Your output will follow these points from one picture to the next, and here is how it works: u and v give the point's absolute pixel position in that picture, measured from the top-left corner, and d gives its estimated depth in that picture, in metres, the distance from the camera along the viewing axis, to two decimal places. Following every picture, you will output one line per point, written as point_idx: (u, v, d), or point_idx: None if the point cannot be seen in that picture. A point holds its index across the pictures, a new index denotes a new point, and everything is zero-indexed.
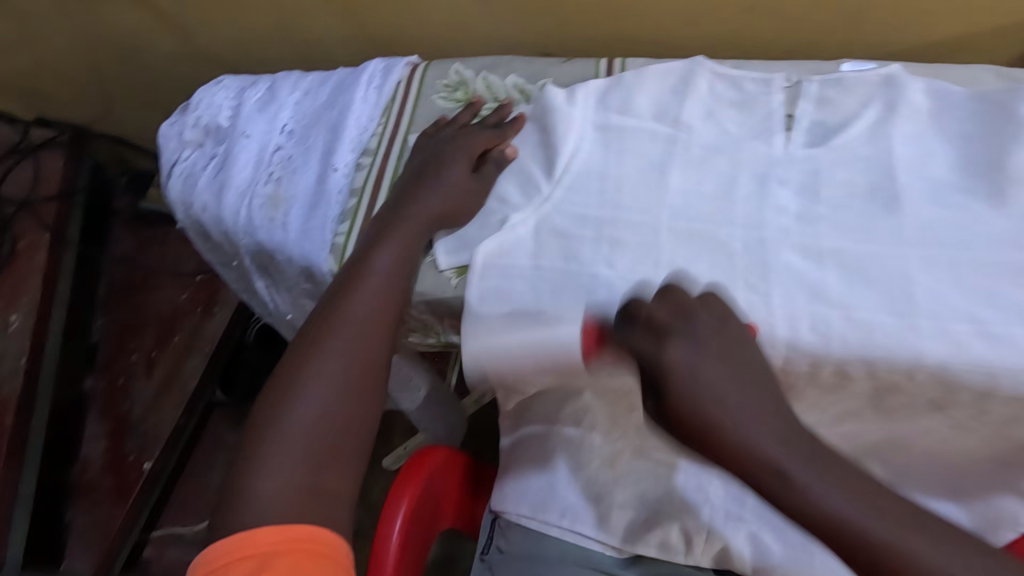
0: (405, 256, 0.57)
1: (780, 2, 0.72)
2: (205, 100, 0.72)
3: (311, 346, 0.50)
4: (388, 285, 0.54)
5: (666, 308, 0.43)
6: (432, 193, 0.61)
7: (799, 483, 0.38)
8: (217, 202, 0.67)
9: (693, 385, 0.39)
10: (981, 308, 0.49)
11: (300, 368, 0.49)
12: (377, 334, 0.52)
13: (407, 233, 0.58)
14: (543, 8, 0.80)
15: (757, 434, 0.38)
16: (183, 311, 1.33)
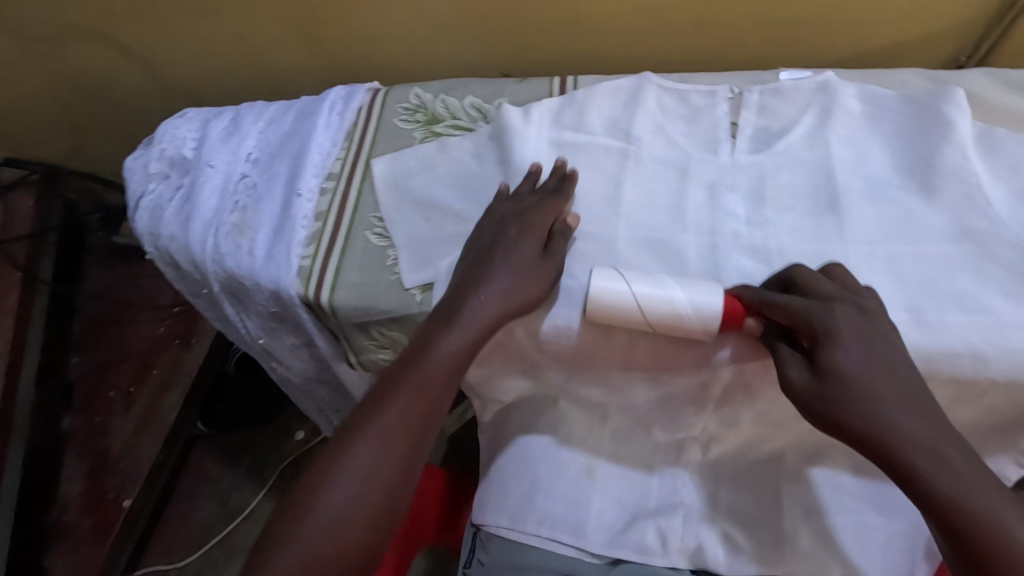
0: (453, 362, 0.54)
1: (723, 17, 0.80)
2: (169, 132, 0.73)
3: (343, 448, 0.52)
4: (427, 394, 0.53)
5: (824, 294, 0.51)
6: (495, 276, 0.56)
7: (926, 474, 0.44)
8: (184, 231, 0.68)
9: (862, 375, 0.46)
10: (919, 299, 0.52)
11: (329, 470, 0.51)
12: (408, 445, 0.52)
13: (467, 330, 0.54)
14: (504, 29, 0.86)
15: (889, 408, 0.45)
16: (161, 345, 1.39)
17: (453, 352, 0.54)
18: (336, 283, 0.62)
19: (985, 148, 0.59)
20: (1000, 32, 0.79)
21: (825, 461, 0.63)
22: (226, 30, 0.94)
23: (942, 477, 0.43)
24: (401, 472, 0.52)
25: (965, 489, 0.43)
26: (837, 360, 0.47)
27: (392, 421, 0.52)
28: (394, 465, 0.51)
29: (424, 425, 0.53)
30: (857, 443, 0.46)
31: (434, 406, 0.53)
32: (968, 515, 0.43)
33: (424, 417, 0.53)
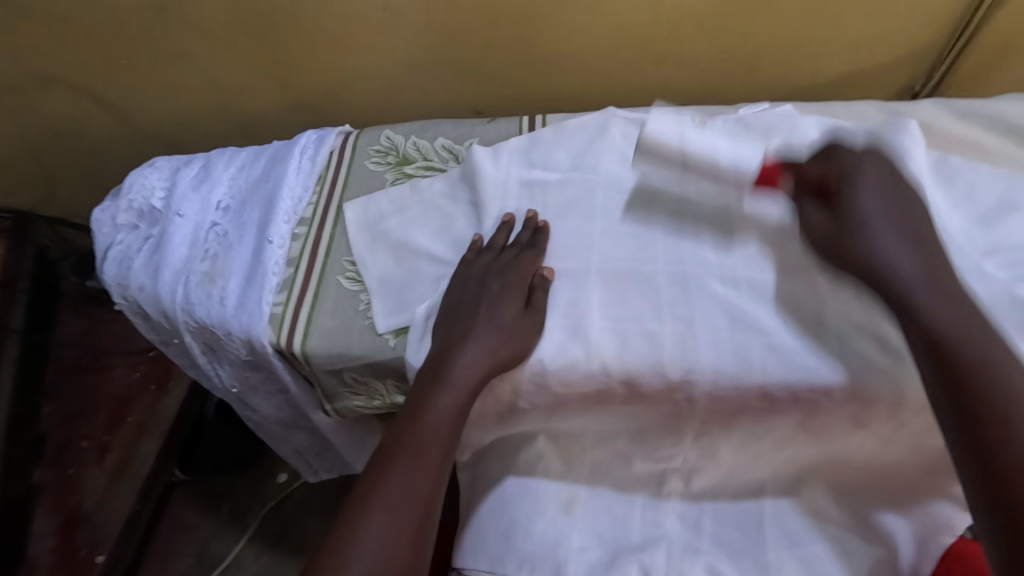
0: (447, 429, 0.54)
1: (684, 53, 0.83)
2: (137, 182, 0.72)
3: (343, 538, 0.50)
4: (423, 467, 0.53)
5: (857, 155, 0.56)
6: (477, 337, 0.57)
7: (933, 328, 0.48)
8: (153, 282, 0.67)
9: (862, 215, 0.54)
10: (883, 326, 0.54)
11: (330, 563, 0.48)
12: (410, 523, 0.51)
13: (462, 385, 0.55)
14: (474, 70, 0.88)
15: (894, 249, 0.52)
16: (137, 391, 1.37)
17: (445, 418, 0.54)
18: (309, 329, 0.61)
19: (941, 175, 0.61)
20: (949, 62, 0.82)
21: (804, 488, 0.65)
22: (199, 76, 0.95)
23: (930, 315, 0.49)
24: (407, 553, 0.50)
25: (962, 328, 0.48)
26: (848, 200, 0.55)
27: (392, 499, 0.51)
28: (400, 547, 0.49)
29: (424, 501, 0.52)
30: (864, 278, 0.53)
31: (432, 478, 0.53)
32: (974, 370, 0.46)
33: (424, 491, 0.52)
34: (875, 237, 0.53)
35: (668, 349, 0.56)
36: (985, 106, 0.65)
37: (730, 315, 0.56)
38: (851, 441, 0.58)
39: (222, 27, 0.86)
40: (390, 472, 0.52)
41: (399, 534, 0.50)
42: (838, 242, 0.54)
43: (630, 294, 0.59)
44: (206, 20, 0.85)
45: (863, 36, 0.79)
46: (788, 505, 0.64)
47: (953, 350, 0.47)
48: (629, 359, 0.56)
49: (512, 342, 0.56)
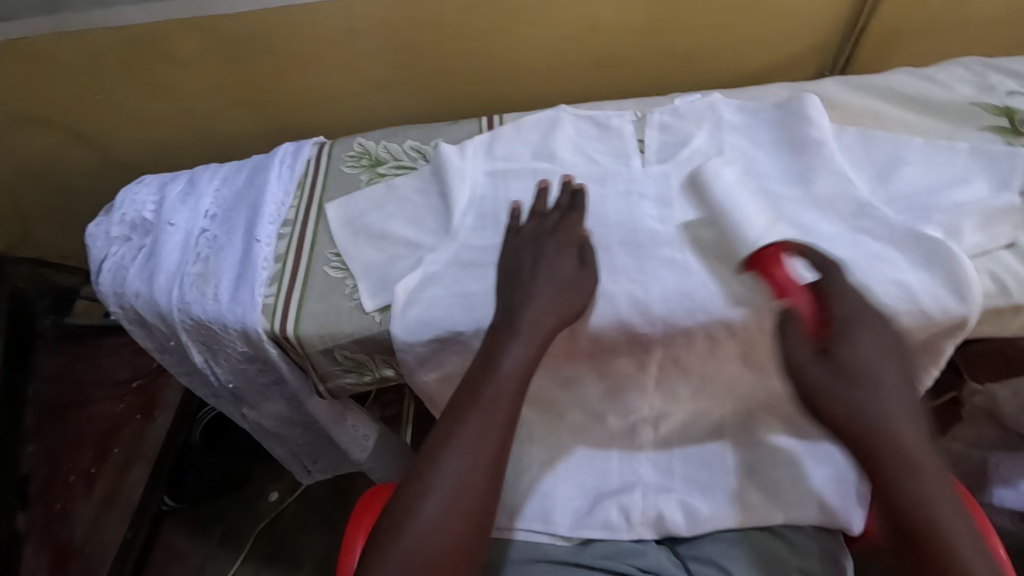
0: (521, 371, 0.58)
1: (621, 56, 0.93)
2: (128, 198, 0.77)
3: (427, 472, 0.54)
4: (500, 411, 0.56)
5: (866, 325, 0.55)
6: (543, 291, 0.61)
7: (865, 417, 0.52)
8: (149, 287, 0.72)
9: (849, 382, 0.53)
10: (809, 270, 0.60)
11: (418, 491, 0.54)
12: (490, 462, 0.55)
13: (536, 329, 0.59)
14: (434, 83, 0.96)
15: (896, 413, 0.52)
16: (119, 424, 1.35)
17: (518, 367, 0.58)
18: (300, 315, 0.67)
19: (844, 141, 0.69)
20: (851, 50, 0.93)
21: (758, 423, 0.70)
22: (175, 105, 1.00)
23: (868, 410, 0.52)
24: (487, 488, 0.55)
25: (894, 442, 0.51)
26: (847, 355, 0.54)
27: (470, 439, 0.55)
28: (482, 470, 0.54)
29: (501, 442, 0.56)
30: (848, 434, 0.53)
31: (507, 421, 0.57)
32: (910, 506, 0.50)
33: (500, 434, 0.56)
34: (863, 395, 0.53)
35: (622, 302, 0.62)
36: (876, 79, 0.75)
37: (678, 270, 0.63)
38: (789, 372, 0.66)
39: (196, 58, 0.92)
40: (469, 414, 0.56)
41: (478, 470, 0.54)
42: (819, 394, 0.54)
43: None
44: (183, 52, 0.91)
45: (777, 29, 0.90)
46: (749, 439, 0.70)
47: (890, 465, 0.51)
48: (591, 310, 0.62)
49: (573, 296, 0.61)
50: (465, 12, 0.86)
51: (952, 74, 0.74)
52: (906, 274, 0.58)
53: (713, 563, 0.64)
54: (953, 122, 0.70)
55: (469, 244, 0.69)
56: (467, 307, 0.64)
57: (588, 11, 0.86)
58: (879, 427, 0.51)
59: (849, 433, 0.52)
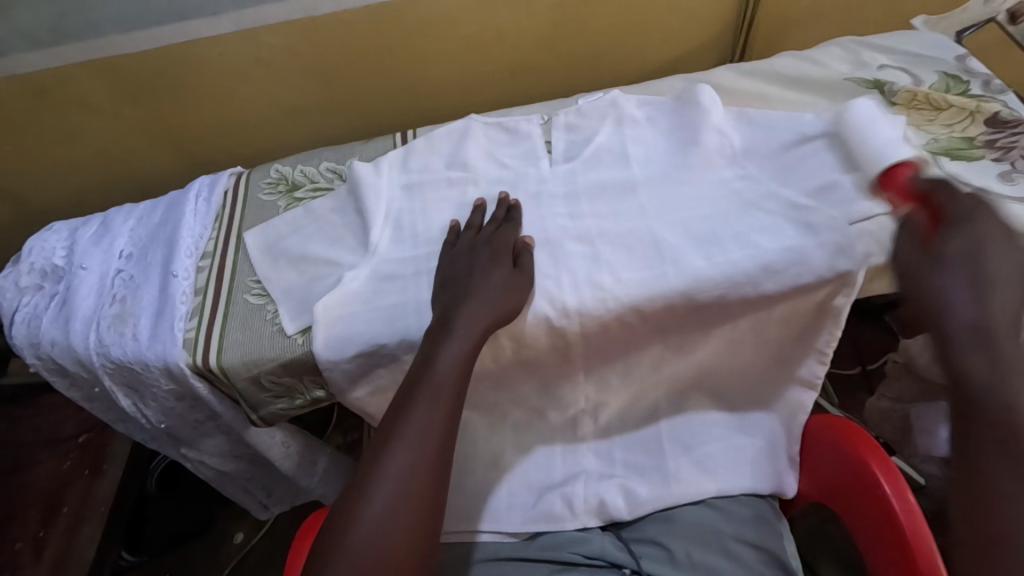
0: (457, 373, 0.57)
1: (528, 64, 0.96)
2: (37, 246, 0.75)
3: (367, 478, 0.53)
4: (439, 410, 0.56)
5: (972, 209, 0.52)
6: (476, 296, 0.60)
7: (936, 286, 0.49)
8: (65, 334, 0.70)
9: (973, 256, 0.48)
10: (710, 247, 0.63)
11: (358, 500, 0.52)
12: (432, 462, 0.54)
13: (469, 329, 0.59)
14: (351, 105, 0.97)
15: (1003, 293, 0.46)
16: (68, 481, 1.27)
17: (454, 366, 0.57)
18: (222, 344, 0.66)
19: (736, 125, 0.73)
20: (745, 41, 0.98)
21: (689, 401, 0.73)
22: (90, 149, 0.98)
23: (952, 296, 0.47)
24: (431, 488, 0.53)
25: (979, 319, 0.46)
26: (949, 247, 0.50)
27: (411, 439, 0.54)
28: (424, 477, 0.53)
29: (442, 443, 0.55)
30: (920, 313, 0.50)
31: (447, 419, 0.56)
32: (982, 376, 0.44)
33: (440, 436, 0.55)
34: (948, 284, 0.48)
35: (540, 296, 0.63)
36: (762, 65, 0.80)
37: (590, 261, 0.65)
38: (708, 349, 0.68)
39: (105, 99, 0.91)
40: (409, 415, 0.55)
41: (421, 471, 0.53)
42: (912, 281, 0.51)
43: None
44: (90, 94, 0.90)
45: (670, 27, 0.95)
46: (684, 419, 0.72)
47: (958, 335, 0.46)
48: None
49: (511, 292, 0.61)
50: (371, 34, 0.88)
51: (828, 53, 0.79)
52: (798, 242, 0.61)
53: (657, 543, 0.65)
54: (834, 98, 0.74)
55: (384, 258, 0.69)
56: (383, 321, 0.65)
57: (490, 24, 0.89)
58: (945, 305, 0.47)
59: (923, 309, 0.49)
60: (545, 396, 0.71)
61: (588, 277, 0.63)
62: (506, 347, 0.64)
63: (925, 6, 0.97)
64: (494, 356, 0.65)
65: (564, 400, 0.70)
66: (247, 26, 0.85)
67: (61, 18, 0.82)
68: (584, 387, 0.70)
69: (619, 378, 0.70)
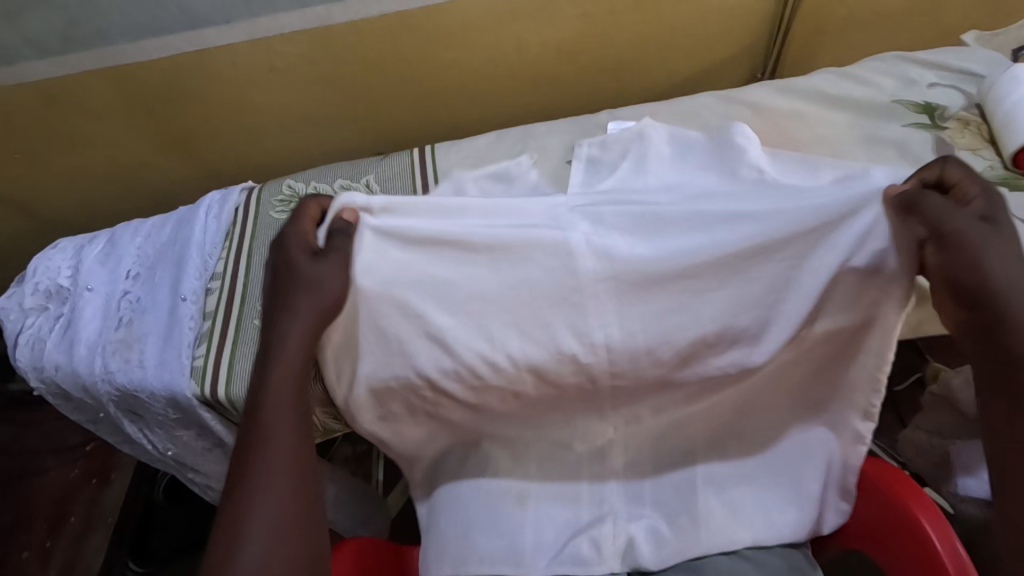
0: (298, 376, 0.54)
1: (552, 75, 0.92)
2: (41, 265, 0.72)
3: (236, 520, 0.48)
4: (289, 422, 0.53)
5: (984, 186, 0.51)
6: (295, 294, 0.56)
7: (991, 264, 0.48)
8: (70, 359, 0.68)
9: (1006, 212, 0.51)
10: (755, 285, 0.58)
11: (228, 553, 0.47)
12: (298, 477, 0.51)
13: (300, 331, 0.55)
14: (368, 115, 0.94)
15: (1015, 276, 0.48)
16: (76, 490, 1.26)
17: (294, 371, 0.54)
18: (231, 374, 0.64)
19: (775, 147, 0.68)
20: (779, 52, 0.93)
21: (723, 439, 0.67)
22: (99, 158, 0.95)
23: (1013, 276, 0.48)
24: (305, 507, 0.51)
25: None
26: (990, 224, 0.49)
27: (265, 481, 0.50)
28: (296, 494, 0.50)
29: (304, 454, 0.53)
30: (976, 296, 0.49)
31: (302, 437, 0.53)
32: None
33: (299, 449, 0.53)
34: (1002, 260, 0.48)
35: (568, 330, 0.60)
36: (800, 80, 0.75)
37: None
38: (742, 386, 0.64)
39: (114, 108, 0.89)
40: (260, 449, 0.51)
41: (290, 503, 0.50)
42: (971, 260, 0.48)
43: (528, 297, 0.60)
44: (99, 103, 0.88)
45: (702, 37, 0.90)
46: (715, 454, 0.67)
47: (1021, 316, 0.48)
48: (531, 340, 0.60)
49: (335, 278, 0.57)
50: (389, 45, 0.85)
51: (874, 68, 0.75)
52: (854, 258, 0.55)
53: None
54: (877, 119, 0.70)
55: (388, 274, 0.60)
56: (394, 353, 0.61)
57: (512, 31, 0.85)
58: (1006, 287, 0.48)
59: (978, 284, 0.48)
60: (564, 429, 0.67)
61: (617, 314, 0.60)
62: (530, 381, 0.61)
63: (974, 18, 0.92)
64: (517, 391, 0.62)
65: (584, 435, 0.67)
66: (261, 36, 0.82)
67: (69, 26, 0.78)
68: (609, 423, 0.67)
69: (646, 414, 0.66)
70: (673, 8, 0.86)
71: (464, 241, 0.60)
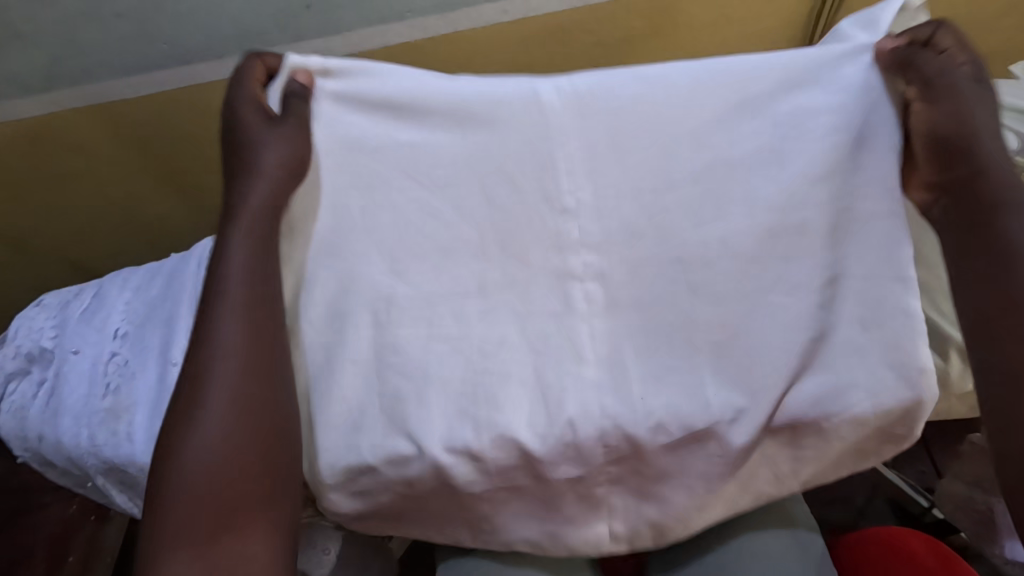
0: (262, 220, 0.51)
1: None
2: (24, 325, 0.68)
3: (195, 379, 0.45)
4: (253, 278, 0.49)
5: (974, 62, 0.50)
6: (259, 160, 0.52)
7: (971, 127, 0.47)
8: (54, 429, 0.63)
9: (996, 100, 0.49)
10: None
11: (186, 413, 0.44)
12: (260, 335, 0.47)
13: (269, 173, 0.52)
14: None
15: (994, 150, 0.47)
16: None
17: (261, 197, 0.51)
18: None
19: None
20: None
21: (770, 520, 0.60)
22: (89, 196, 0.91)
23: (994, 153, 0.47)
24: (266, 370, 0.47)
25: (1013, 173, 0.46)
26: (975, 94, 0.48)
27: (218, 367, 0.45)
28: (254, 353, 0.46)
29: (269, 315, 0.48)
30: (954, 159, 0.48)
31: (264, 293, 0.49)
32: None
33: (266, 308, 0.49)
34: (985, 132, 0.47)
35: (582, 279, 0.53)
36: None
37: None
38: None
39: (101, 145, 0.84)
40: (213, 333, 0.46)
41: (249, 359, 0.46)
42: (945, 117, 0.48)
43: None
44: (85, 140, 0.83)
45: None
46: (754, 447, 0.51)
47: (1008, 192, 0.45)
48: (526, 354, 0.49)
49: (284, 140, 0.53)
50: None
51: None
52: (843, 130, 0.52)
53: None
54: None
55: (347, 119, 0.57)
56: (362, 257, 0.54)
57: (521, 60, 0.80)
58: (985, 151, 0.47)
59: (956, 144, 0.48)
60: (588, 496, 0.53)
61: (640, 302, 0.53)
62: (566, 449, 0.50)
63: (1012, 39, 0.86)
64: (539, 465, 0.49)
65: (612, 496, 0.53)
66: None
67: (51, 65, 0.73)
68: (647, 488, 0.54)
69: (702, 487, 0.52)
70: (693, 35, 0.80)
71: (432, 105, 0.56)
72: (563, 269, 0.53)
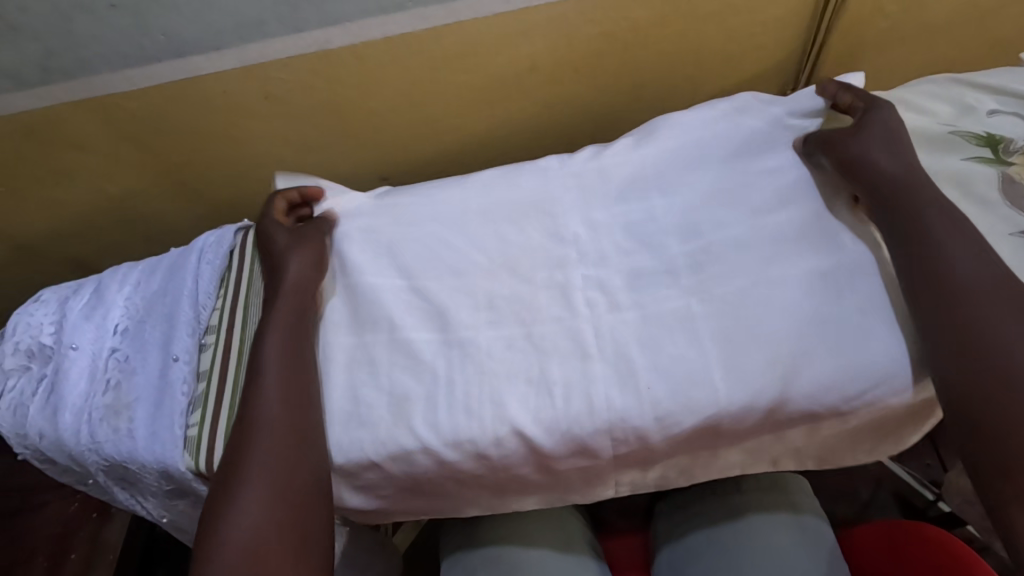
0: (296, 321, 0.60)
1: (568, 95, 0.86)
2: (22, 321, 0.67)
3: (233, 475, 0.53)
4: (279, 380, 0.57)
5: (872, 105, 0.63)
6: (292, 274, 0.63)
7: (862, 150, 0.59)
8: (54, 427, 0.62)
9: (896, 127, 0.61)
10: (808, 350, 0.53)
11: (224, 503, 0.51)
12: (287, 428, 0.54)
13: (305, 281, 0.63)
14: (372, 137, 0.87)
15: (890, 165, 0.58)
16: None
17: (293, 302, 0.61)
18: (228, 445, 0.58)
19: (808, 165, 0.64)
20: (812, 66, 0.87)
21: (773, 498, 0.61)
22: (88, 191, 0.90)
23: (885, 167, 0.58)
24: (293, 459, 0.53)
25: (912, 181, 0.56)
26: (871, 125, 0.61)
27: (256, 459, 0.53)
28: (282, 447, 0.54)
29: (294, 410, 0.55)
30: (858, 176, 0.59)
31: (291, 390, 0.56)
32: (959, 287, 0.50)
33: (291, 403, 0.56)
34: (879, 151, 0.59)
35: (584, 288, 0.60)
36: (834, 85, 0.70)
37: (653, 353, 0.55)
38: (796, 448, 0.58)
39: (98, 138, 0.82)
40: (247, 434, 0.54)
41: (277, 453, 0.53)
42: (838, 145, 0.61)
43: (551, 348, 0.57)
44: (83, 134, 0.82)
45: (729, 55, 0.84)
46: (760, 432, 0.55)
47: (916, 213, 0.54)
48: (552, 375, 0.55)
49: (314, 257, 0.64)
50: (419, 68, 0.79)
51: (920, 91, 0.70)
52: (795, 178, 0.63)
53: None
54: (936, 151, 0.63)
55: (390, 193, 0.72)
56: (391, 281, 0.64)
57: (525, 50, 0.79)
58: (877, 167, 0.58)
59: (852, 164, 0.59)
60: (588, 477, 0.59)
61: (642, 305, 0.58)
62: (565, 436, 0.53)
63: (1012, 30, 0.86)
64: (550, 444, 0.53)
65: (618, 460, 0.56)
66: (253, 62, 0.75)
67: (47, 58, 0.72)
68: (648, 475, 0.59)
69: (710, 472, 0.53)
70: (697, 26, 0.80)
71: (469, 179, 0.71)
72: (565, 284, 0.61)
